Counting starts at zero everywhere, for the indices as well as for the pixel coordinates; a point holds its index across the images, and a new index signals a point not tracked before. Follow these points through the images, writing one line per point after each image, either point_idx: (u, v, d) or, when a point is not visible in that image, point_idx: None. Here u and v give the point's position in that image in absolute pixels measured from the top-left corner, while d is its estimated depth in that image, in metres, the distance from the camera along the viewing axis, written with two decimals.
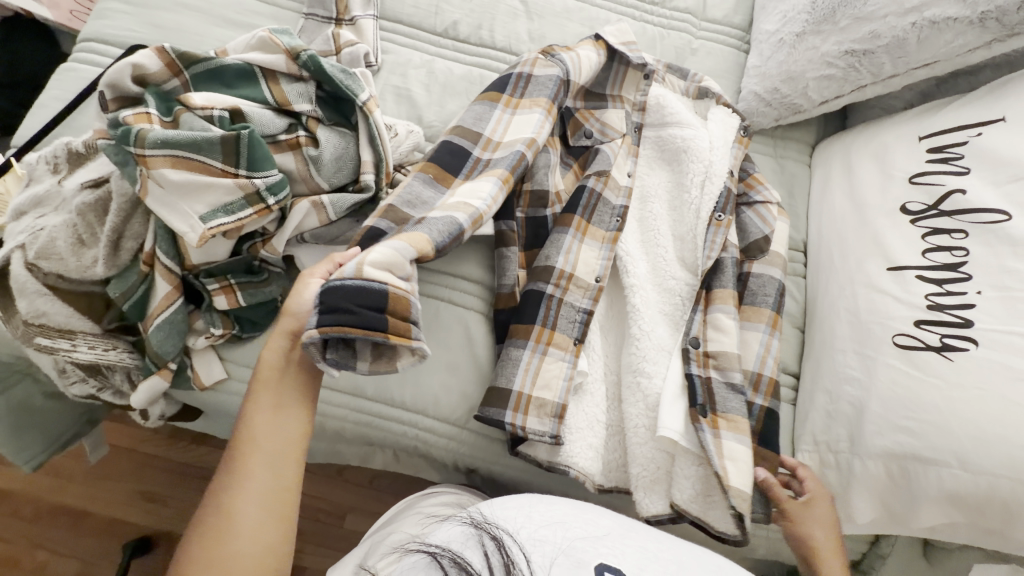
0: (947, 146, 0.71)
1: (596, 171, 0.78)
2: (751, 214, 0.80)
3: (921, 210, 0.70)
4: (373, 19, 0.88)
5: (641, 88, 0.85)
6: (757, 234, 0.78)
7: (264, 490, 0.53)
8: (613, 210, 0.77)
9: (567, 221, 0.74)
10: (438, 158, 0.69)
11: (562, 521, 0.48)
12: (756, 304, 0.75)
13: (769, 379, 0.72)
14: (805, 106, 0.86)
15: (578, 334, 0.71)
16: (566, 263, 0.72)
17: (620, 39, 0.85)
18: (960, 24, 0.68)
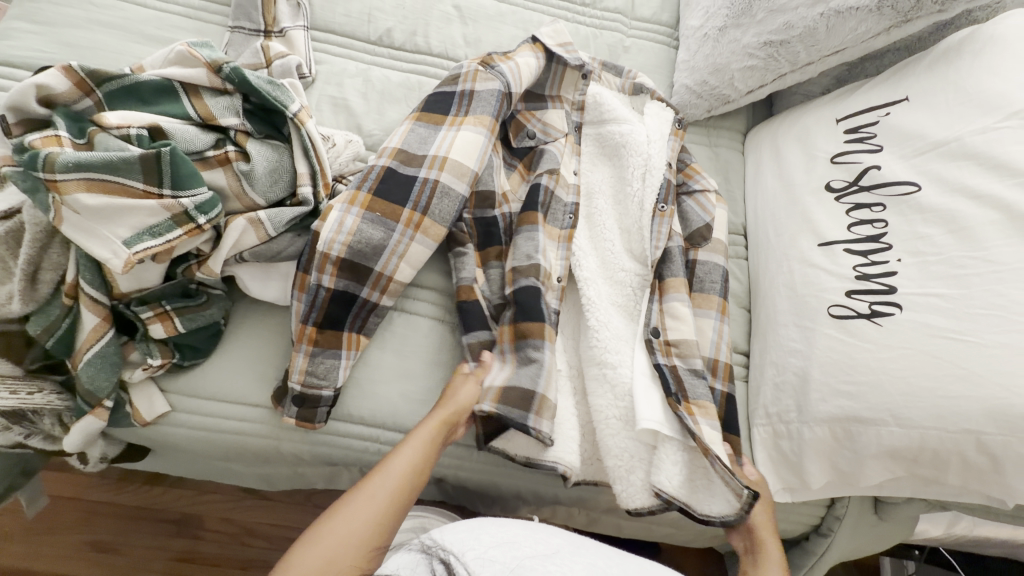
0: (861, 127, 0.76)
1: (546, 169, 0.79)
2: (690, 203, 0.82)
3: (843, 187, 0.74)
4: (303, 30, 0.86)
5: (580, 87, 0.87)
6: (698, 222, 0.81)
7: (380, 502, 0.57)
8: (565, 208, 0.79)
9: (525, 220, 0.75)
10: (382, 188, 0.65)
11: (512, 541, 0.47)
12: (704, 291, 0.77)
13: (724, 363, 0.74)
14: (732, 96, 0.90)
15: (549, 327, 0.72)
16: (546, 262, 0.73)
17: (558, 41, 0.86)
18: (861, 12, 0.73)
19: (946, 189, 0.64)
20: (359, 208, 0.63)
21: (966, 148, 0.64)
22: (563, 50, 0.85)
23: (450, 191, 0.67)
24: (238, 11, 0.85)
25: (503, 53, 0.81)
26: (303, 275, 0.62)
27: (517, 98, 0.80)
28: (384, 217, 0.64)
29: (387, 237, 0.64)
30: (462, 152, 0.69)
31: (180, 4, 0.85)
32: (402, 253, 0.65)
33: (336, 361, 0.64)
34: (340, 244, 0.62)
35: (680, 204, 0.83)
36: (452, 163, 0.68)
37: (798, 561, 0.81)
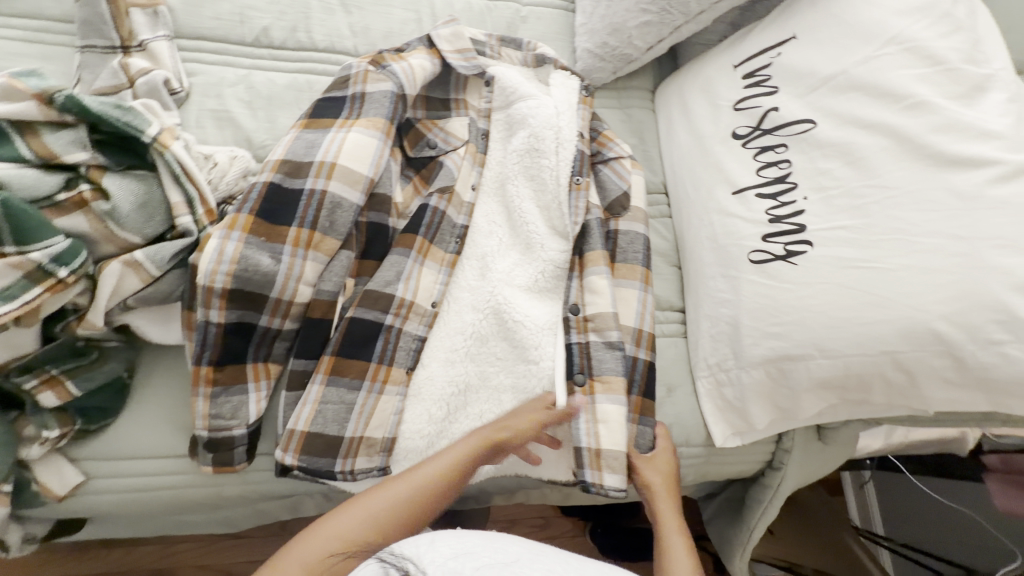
0: (757, 71, 0.77)
1: (438, 189, 0.75)
2: (606, 171, 0.82)
3: (748, 133, 0.75)
4: (166, 40, 0.78)
5: (485, 95, 0.85)
6: (616, 190, 0.80)
7: (378, 508, 0.56)
8: (453, 230, 0.75)
9: (403, 241, 0.71)
10: (266, 208, 0.61)
11: (471, 552, 0.46)
12: (629, 261, 0.77)
13: (646, 333, 0.75)
14: (635, 55, 0.89)
15: (413, 363, 0.68)
16: (406, 291, 0.69)
17: (455, 49, 0.81)
18: None
19: (839, 123, 0.66)
20: (240, 232, 0.58)
21: (853, 80, 0.66)
22: (460, 57, 0.81)
23: (342, 200, 0.64)
24: (84, 27, 0.76)
25: (395, 52, 0.78)
26: (188, 313, 0.58)
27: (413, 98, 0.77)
28: (271, 239, 0.60)
29: (276, 263, 0.60)
30: (355, 158, 0.66)
31: (18, 28, 0.76)
32: (298, 276, 0.61)
33: (244, 395, 0.61)
34: (223, 273, 0.57)
35: (597, 174, 0.82)
36: (340, 169, 0.65)
37: (759, 496, 0.84)
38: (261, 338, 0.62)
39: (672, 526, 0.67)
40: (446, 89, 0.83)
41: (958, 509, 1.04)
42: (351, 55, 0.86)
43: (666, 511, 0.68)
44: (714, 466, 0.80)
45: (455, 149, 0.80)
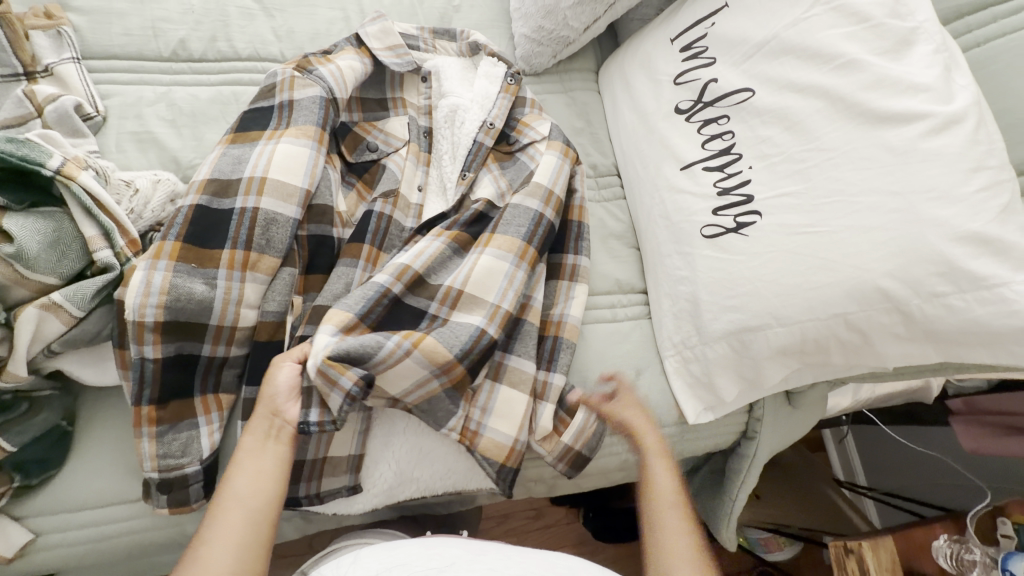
0: (694, 42, 0.76)
1: (381, 193, 0.72)
2: (522, 159, 0.78)
3: (690, 107, 0.74)
4: (74, 63, 0.74)
5: (423, 90, 0.82)
6: (524, 172, 0.77)
7: (245, 505, 0.54)
8: (403, 234, 0.73)
9: (351, 250, 0.66)
10: (194, 233, 0.58)
11: (402, 563, 0.47)
12: (507, 234, 0.70)
13: (504, 310, 0.66)
14: (573, 37, 0.87)
15: None
16: None
17: (385, 46, 0.78)
18: None
19: (774, 89, 0.66)
20: (167, 260, 0.55)
21: (784, 44, 0.65)
22: (392, 54, 0.78)
23: (276, 216, 0.61)
24: None
25: (322, 54, 0.75)
26: (121, 351, 0.55)
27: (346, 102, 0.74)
28: (202, 264, 0.57)
29: (211, 289, 0.57)
30: (286, 169, 0.63)
31: None
32: (237, 300, 0.58)
33: (193, 430, 0.58)
34: (152, 305, 0.54)
35: (514, 162, 0.79)
36: (271, 184, 0.61)
37: (738, 469, 0.85)
38: (206, 368, 0.59)
39: (668, 479, 0.71)
40: (381, 88, 0.80)
41: (932, 454, 1.06)
42: (277, 61, 0.82)
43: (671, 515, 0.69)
44: (690, 442, 0.80)
45: (396, 150, 0.77)
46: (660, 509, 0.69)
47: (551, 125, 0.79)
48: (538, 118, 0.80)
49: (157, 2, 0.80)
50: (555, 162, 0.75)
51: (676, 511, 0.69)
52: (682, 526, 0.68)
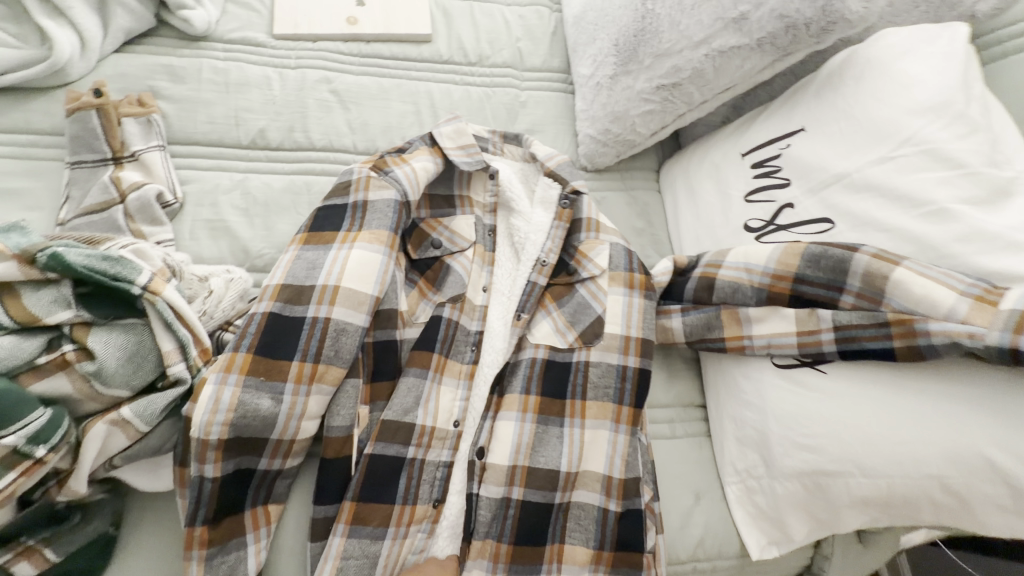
0: (767, 161, 0.75)
1: (450, 297, 0.73)
2: (582, 292, 0.77)
3: (762, 226, 0.73)
4: (160, 150, 0.77)
5: (489, 188, 0.83)
6: (590, 315, 0.75)
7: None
8: (468, 337, 0.74)
9: (416, 360, 0.68)
10: (265, 343, 0.57)
11: None
12: (598, 399, 0.71)
13: (521, 467, 0.67)
14: (639, 140, 0.87)
15: (439, 494, 0.65)
16: (427, 417, 0.66)
17: (457, 146, 0.79)
18: (743, 50, 0.71)
19: (857, 224, 0.64)
20: (237, 374, 0.55)
21: (868, 179, 0.63)
22: (463, 153, 0.79)
23: (347, 326, 0.61)
24: (74, 142, 0.73)
25: (397, 154, 0.77)
26: (180, 468, 0.53)
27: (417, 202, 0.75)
28: (270, 376, 0.56)
29: (277, 404, 0.56)
30: (358, 278, 0.63)
31: (7, 144, 0.74)
32: (300, 413, 0.57)
33: (242, 549, 0.56)
34: (219, 423, 0.53)
35: (574, 296, 0.78)
36: (345, 292, 0.62)
37: None
38: (262, 481, 0.57)
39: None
40: (449, 185, 0.82)
41: None
42: (349, 152, 0.84)
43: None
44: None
45: (463, 252, 0.77)
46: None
47: (610, 250, 0.78)
48: (595, 244, 0.79)
49: (242, 92, 0.84)
50: (622, 301, 0.75)
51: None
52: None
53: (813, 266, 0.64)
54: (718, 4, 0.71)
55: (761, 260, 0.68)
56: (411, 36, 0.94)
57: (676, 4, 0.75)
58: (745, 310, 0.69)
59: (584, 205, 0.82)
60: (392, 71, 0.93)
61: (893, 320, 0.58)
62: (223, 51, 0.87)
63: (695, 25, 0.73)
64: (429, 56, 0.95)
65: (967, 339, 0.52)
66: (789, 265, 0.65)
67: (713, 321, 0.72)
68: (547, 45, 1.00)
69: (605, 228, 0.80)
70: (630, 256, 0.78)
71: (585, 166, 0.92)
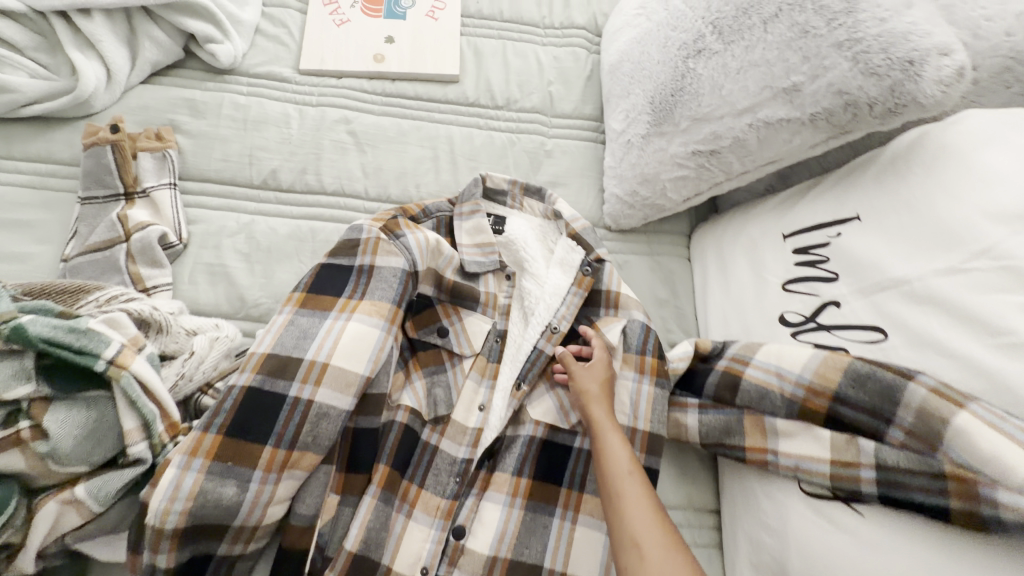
0: (812, 248, 0.66)
1: (433, 419, 0.69)
2: None
3: (800, 322, 0.65)
4: (170, 188, 0.76)
5: (505, 289, 0.80)
6: None
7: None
8: (452, 468, 0.69)
9: (386, 478, 0.64)
10: (240, 424, 0.55)
11: None
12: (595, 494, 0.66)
13: (502, 559, 0.63)
14: (669, 206, 0.80)
15: None
16: (389, 548, 0.62)
17: (473, 244, 0.78)
18: (793, 124, 0.63)
19: (915, 341, 0.53)
20: (202, 459, 0.52)
21: (931, 292, 0.53)
22: (478, 251, 0.77)
23: (330, 409, 0.58)
24: (88, 177, 0.73)
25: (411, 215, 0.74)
26: (132, 552, 0.51)
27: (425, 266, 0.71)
28: (237, 462, 0.53)
29: (241, 492, 0.53)
30: (349, 355, 0.60)
31: (27, 172, 0.75)
32: (266, 501, 0.54)
33: None
34: (175, 511, 0.50)
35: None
36: (333, 371, 0.59)
37: None
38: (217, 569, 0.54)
39: (631, 476, 0.57)
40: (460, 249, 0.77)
41: None
42: (360, 198, 0.81)
43: (632, 487, 0.56)
44: None
45: (461, 361, 0.74)
46: (620, 485, 0.56)
47: (626, 327, 0.72)
48: (611, 321, 0.74)
49: (260, 130, 0.82)
50: (632, 387, 0.69)
51: (634, 478, 0.57)
52: (655, 516, 0.53)
53: (856, 386, 0.54)
54: (767, 70, 0.63)
55: (795, 366, 0.59)
56: (438, 76, 0.91)
57: (720, 65, 0.67)
58: (772, 420, 0.61)
59: (607, 270, 0.77)
60: (414, 111, 0.89)
61: (951, 474, 0.47)
62: (246, 85, 0.86)
63: (740, 91, 0.66)
64: (454, 98, 0.91)
65: None
66: (828, 379, 0.56)
67: (734, 426, 0.63)
68: (581, 90, 0.94)
69: (624, 301, 0.75)
70: (646, 334, 0.72)
71: (609, 227, 0.86)
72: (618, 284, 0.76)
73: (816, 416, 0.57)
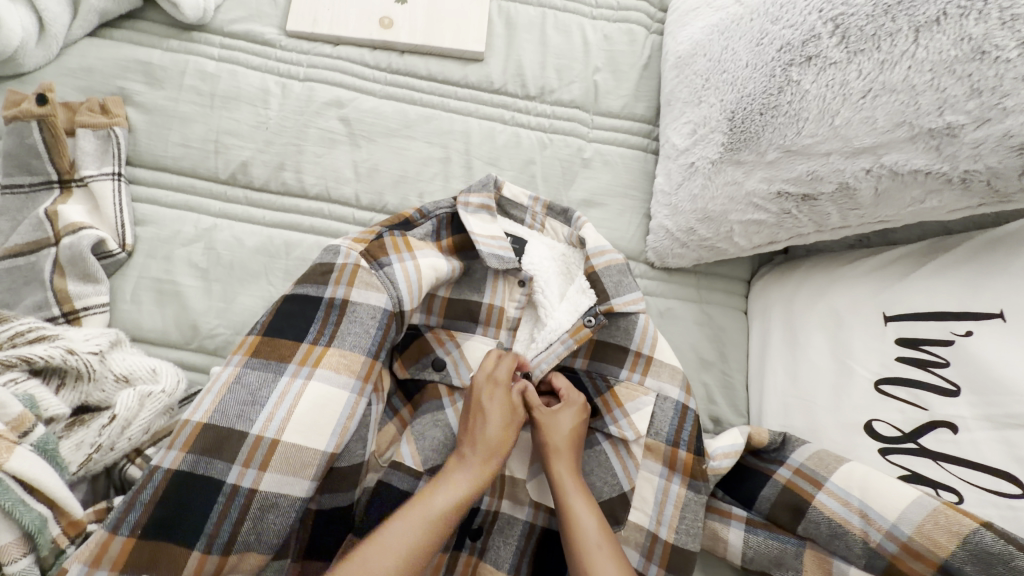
0: (923, 343, 0.49)
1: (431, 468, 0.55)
2: (608, 452, 0.59)
3: (891, 437, 0.49)
4: (114, 179, 0.61)
5: (517, 296, 0.63)
6: (613, 490, 0.57)
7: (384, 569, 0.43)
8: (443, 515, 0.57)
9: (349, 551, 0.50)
10: (160, 519, 0.42)
11: None
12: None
13: None
14: (732, 250, 0.64)
15: None
16: None
17: (486, 233, 0.62)
18: (932, 179, 0.46)
19: None
20: (107, 570, 0.40)
21: None
22: (498, 244, 0.62)
23: (280, 501, 0.45)
24: (10, 159, 0.59)
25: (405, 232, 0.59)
26: None
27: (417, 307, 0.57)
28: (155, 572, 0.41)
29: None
30: (307, 428, 0.47)
31: None
32: None
33: None
34: None
35: (593, 445, 0.60)
36: (284, 451, 0.45)
37: None
38: None
39: (604, 551, 0.48)
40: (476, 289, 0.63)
41: None
42: (349, 205, 0.66)
43: (605, 564, 0.47)
44: None
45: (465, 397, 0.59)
46: (590, 564, 0.47)
47: (654, 406, 0.58)
48: (636, 393, 0.58)
49: (230, 109, 0.66)
50: (657, 483, 0.56)
51: (605, 552, 0.48)
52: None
53: (977, 564, 0.41)
54: (909, 100, 0.45)
55: (888, 509, 0.46)
56: (457, 51, 0.72)
57: (837, 83, 0.49)
58: (841, 565, 0.48)
59: (638, 325, 0.60)
60: (425, 96, 0.72)
61: None
62: (218, 47, 0.69)
63: (861, 123, 0.48)
64: (475, 81, 0.73)
65: None
66: (932, 540, 0.44)
67: (788, 559, 0.51)
68: (634, 83, 0.75)
69: (654, 367, 0.59)
70: (681, 417, 0.57)
71: (653, 263, 0.70)
72: (649, 344, 0.59)
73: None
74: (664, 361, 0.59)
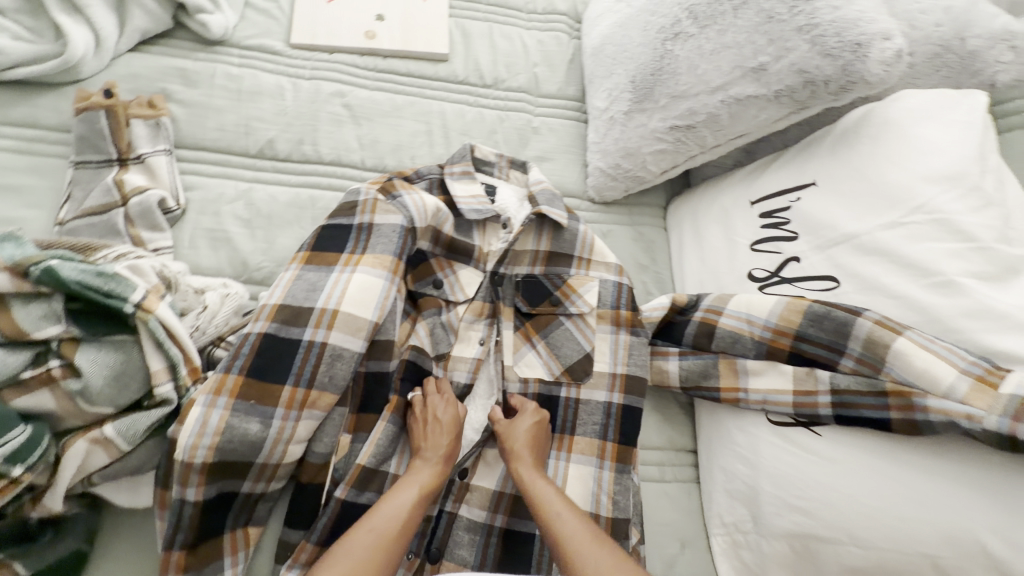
0: (775, 212, 0.72)
1: (438, 354, 0.73)
2: (567, 325, 0.77)
3: (765, 277, 0.72)
4: (166, 154, 0.76)
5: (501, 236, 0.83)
6: (577, 352, 0.75)
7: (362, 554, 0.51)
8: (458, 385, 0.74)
9: (396, 407, 0.66)
10: (258, 365, 0.57)
11: None
12: (587, 435, 0.72)
13: (507, 497, 0.69)
14: (648, 178, 0.86)
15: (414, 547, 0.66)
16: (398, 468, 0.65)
17: (468, 195, 0.80)
18: (761, 100, 0.70)
19: (864, 287, 0.61)
20: (226, 397, 0.54)
21: (878, 244, 0.60)
22: (474, 201, 0.80)
23: (343, 353, 0.60)
24: (81, 142, 0.73)
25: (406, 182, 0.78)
26: (163, 489, 0.53)
27: (422, 229, 0.74)
28: (261, 401, 0.56)
29: (265, 428, 0.55)
30: (357, 303, 0.62)
31: (11, 136, 0.74)
32: (288, 438, 0.57)
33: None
34: (204, 446, 0.52)
35: (558, 326, 0.77)
36: (343, 317, 0.61)
37: None
38: (241, 507, 0.57)
39: (569, 515, 0.59)
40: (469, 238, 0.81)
41: None
42: (357, 167, 0.84)
43: (569, 523, 0.58)
44: None
45: (455, 306, 0.77)
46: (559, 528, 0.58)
47: (598, 287, 0.78)
48: (585, 280, 0.79)
49: (255, 101, 0.83)
50: (610, 339, 0.76)
51: (566, 516, 0.59)
52: (596, 543, 0.55)
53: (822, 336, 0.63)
54: (738, 52, 0.70)
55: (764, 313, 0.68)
56: (428, 54, 0.94)
57: (695, 48, 0.74)
58: (742, 362, 0.69)
59: (580, 235, 0.80)
60: (406, 87, 0.92)
61: (892, 390, 0.56)
62: (238, 57, 0.87)
63: (714, 71, 0.73)
64: (445, 76, 0.94)
65: (966, 420, 0.50)
66: (791, 322, 0.65)
67: (711, 370, 0.71)
68: (564, 73, 1.00)
69: (595, 263, 0.80)
70: (619, 292, 0.78)
71: (594, 199, 0.92)
72: (588, 248, 0.80)
73: (782, 353, 0.67)
74: (600, 259, 0.80)
